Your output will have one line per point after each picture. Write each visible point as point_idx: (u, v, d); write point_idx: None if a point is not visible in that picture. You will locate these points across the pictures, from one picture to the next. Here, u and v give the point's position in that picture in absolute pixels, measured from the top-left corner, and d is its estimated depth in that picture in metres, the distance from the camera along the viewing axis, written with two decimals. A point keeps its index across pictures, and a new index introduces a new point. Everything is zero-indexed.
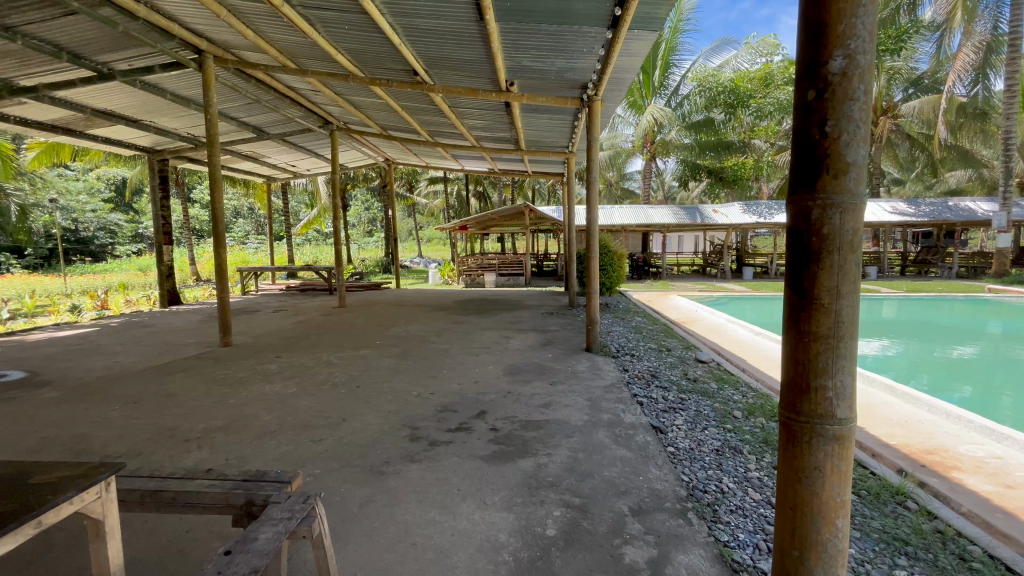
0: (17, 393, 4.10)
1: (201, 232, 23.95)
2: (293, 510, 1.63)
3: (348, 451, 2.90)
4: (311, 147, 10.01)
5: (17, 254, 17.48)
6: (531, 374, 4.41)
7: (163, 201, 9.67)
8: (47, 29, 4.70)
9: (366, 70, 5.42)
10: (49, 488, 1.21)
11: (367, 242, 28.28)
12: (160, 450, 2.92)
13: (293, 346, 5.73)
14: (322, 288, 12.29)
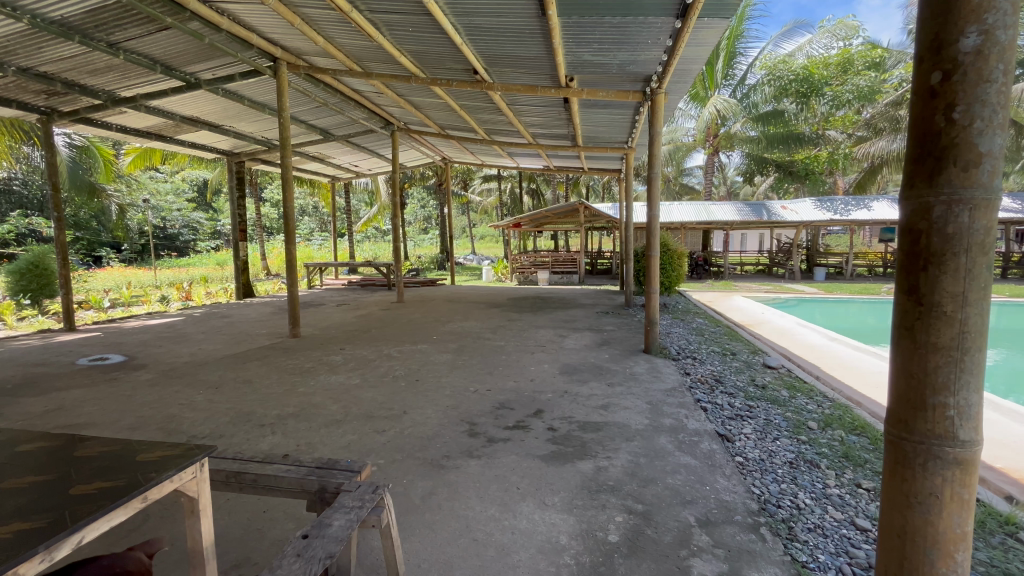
0: (118, 375, 4.54)
1: (272, 229, 25.55)
2: (363, 499, 1.67)
3: (410, 443, 2.98)
4: (373, 148, 10.39)
5: (116, 249, 19.40)
6: (588, 374, 4.35)
7: (239, 201, 10.38)
8: (145, 43, 5.14)
9: (428, 71, 5.53)
10: (153, 466, 1.31)
11: (422, 240, 29.07)
12: (239, 433, 3.13)
13: (356, 339, 5.98)
14: (382, 284, 12.77)
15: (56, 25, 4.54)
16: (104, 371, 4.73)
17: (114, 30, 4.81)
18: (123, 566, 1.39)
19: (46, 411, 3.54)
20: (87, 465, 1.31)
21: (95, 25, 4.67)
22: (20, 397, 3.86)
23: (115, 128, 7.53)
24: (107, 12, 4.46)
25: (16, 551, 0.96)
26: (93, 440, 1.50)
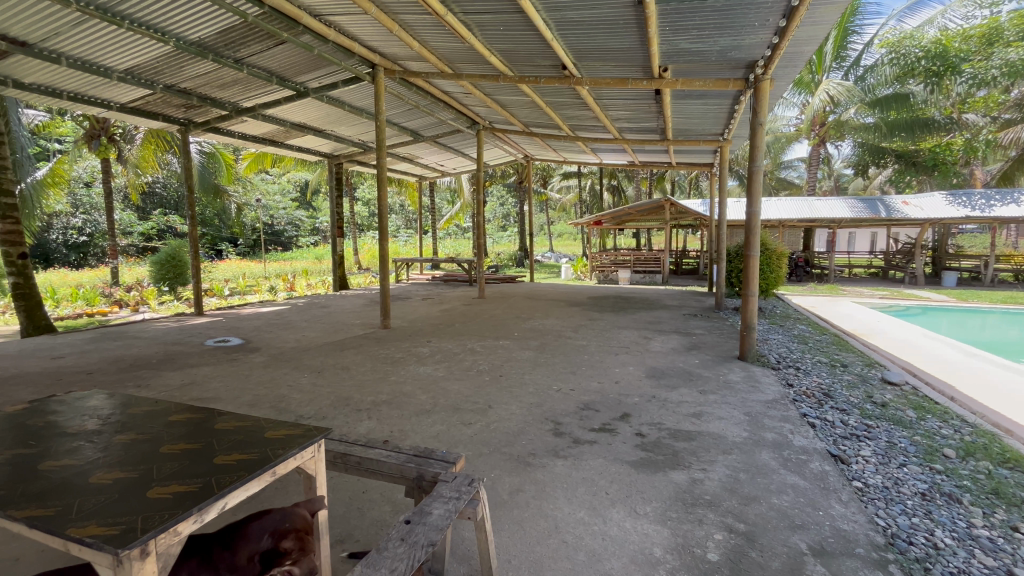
0: (237, 356, 5.09)
1: (363, 227, 27.32)
2: (460, 490, 1.70)
3: (496, 437, 3.01)
4: (458, 147, 10.69)
5: (234, 244, 21.86)
6: (677, 379, 4.14)
7: (337, 200, 11.20)
8: (264, 58, 5.68)
9: (516, 69, 5.57)
10: (280, 442, 1.43)
11: (501, 237, 29.55)
12: (339, 415, 3.36)
13: (441, 333, 6.19)
14: (464, 280, 13.17)
15: (195, 47, 5.16)
16: (226, 352, 5.32)
17: (239, 48, 5.38)
18: (293, 521, 1.36)
19: (183, 385, 4.05)
20: (226, 438, 1.46)
21: (225, 44, 5.25)
22: (162, 371, 4.46)
23: (238, 135, 8.42)
24: (235, 31, 4.99)
25: (176, 510, 1.07)
26: (227, 415, 1.67)
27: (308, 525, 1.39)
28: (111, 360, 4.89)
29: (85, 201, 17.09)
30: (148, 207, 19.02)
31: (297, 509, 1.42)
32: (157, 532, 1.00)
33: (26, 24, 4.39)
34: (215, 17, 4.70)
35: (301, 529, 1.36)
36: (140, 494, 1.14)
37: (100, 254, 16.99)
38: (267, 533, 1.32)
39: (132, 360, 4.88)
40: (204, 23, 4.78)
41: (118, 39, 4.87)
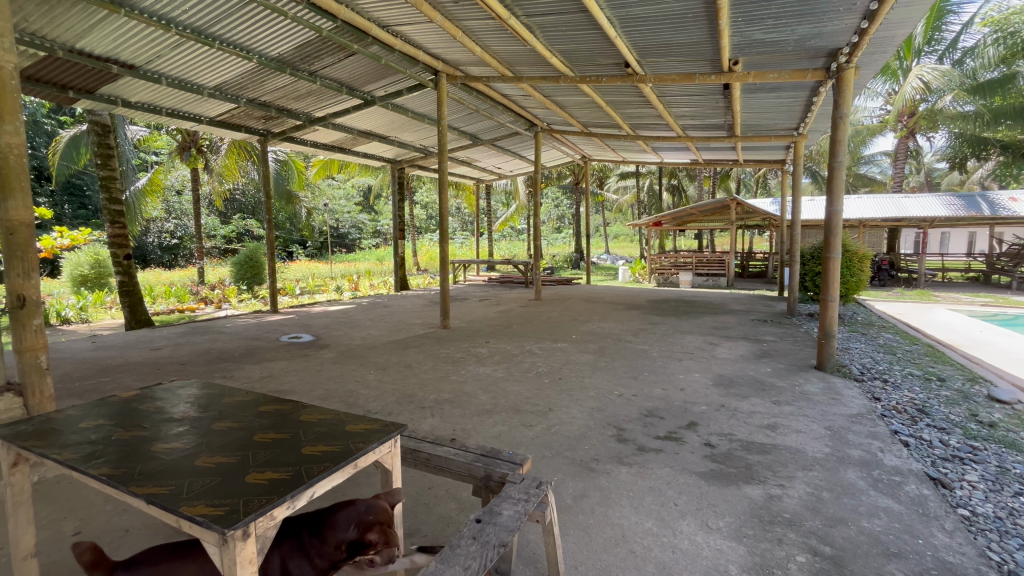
0: (309, 352, 5.40)
1: (421, 229, 28.16)
2: (528, 492, 1.70)
3: (558, 441, 2.98)
4: (516, 150, 10.77)
5: (303, 246, 23.23)
6: (747, 389, 3.92)
7: (399, 203, 11.61)
8: (336, 69, 5.99)
9: (577, 70, 5.52)
10: (361, 436, 1.49)
11: (556, 238, 29.45)
12: (404, 411, 3.48)
13: (499, 334, 6.25)
14: (520, 281, 13.25)
15: (275, 62, 5.53)
16: (299, 347, 5.66)
17: (314, 61, 5.70)
18: (376, 513, 1.40)
19: (262, 378, 4.34)
20: (310, 430, 1.54)
21: (301, 58, 5.58)
22: (244, 364, 4.81)
23: (310, 144, 8.93)
24: (310, 45, 5.29)
25: (272, 496, 1.14)
26: (311, 409, 1.76)
27: (389, 520, 1.42)
28: (200, 352, 5.35)
29: (177, 207, 18.84)
30: (229, 212, 20.63)
31: (380, 502, 1.46)
32: (257, 516, 1.06)
33: (134, 48, 4.89)
34: (293, 34, 5.01)
35: (384, 522, 1.39)
36: (240, 478, 1.22)
37: (189, 256, 18.65)
38: (354, 524, 1.36)
39: (218, 353, 5.30)
40: (283, 39, 5.11)
41: (209, 58, 5.31)
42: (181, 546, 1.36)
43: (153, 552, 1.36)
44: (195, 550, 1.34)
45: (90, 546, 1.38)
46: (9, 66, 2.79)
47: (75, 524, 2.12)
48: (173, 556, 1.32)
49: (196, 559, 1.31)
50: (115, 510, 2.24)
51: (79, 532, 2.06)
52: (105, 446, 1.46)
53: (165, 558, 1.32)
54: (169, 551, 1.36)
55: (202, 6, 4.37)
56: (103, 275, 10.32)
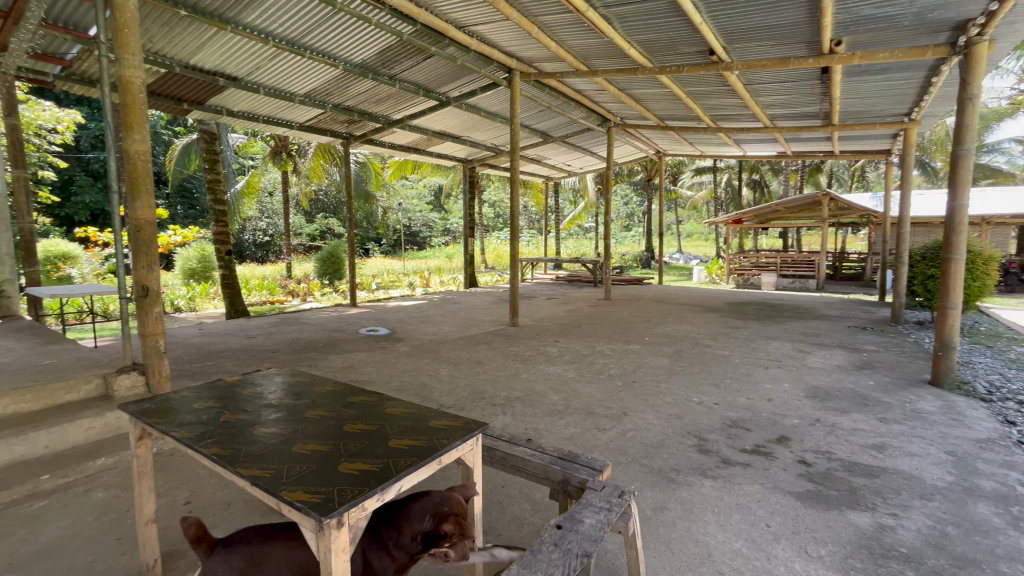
0: (386, 345, 5.64)
1: (489, 228, 28.61)
2: (610, 501, 1.61)
3: (634, 447, 2.86)
4: (588, 146, 10.58)
5: (379, 243, 24.44)
6: (846, 403, 3.55)
7: (470, 202, 11.83)
8: (414, 72, 6.19)
9: (656, 61, 5.31)
10: (444, 432, 1.49)
11: (626, 237, 28.65)
12: (476, 407, 3.51)
13: (569, 333, 6.16)
14: (588, 281, 13.02)
15: (359, 68, 5.81)
16: (377, 340, 5.93)
17: (394, 65, 5.92)
18: (452, 505, 1.38)
19: (343, 368, 4.58)
20: (395, 423, 1.57)
21: (382, 63, 5.82)
22: (328, 354, 5.11)
23: (388, 146, 9.32)
24: (391, 50, 5.50)
25: (363, 487, 1.16)
26: (395, 402, 1.80)
27: (464, 512, 1.39)
28: (289, 341, 5.76)
29: (269, 208, 20.49)
30: (314, 212, 22.16)
31: (455, 495, 1.44)
32: (350, 506, 1.08)
33: (237, 62, 5.35)
34: (376, 39, 5.22)
35: (459, 513, 1.37)
36: (333, 468, 1.26)
37: (279, 252, 20.24)
38: (428, 514, 1.34)
39: (304, 343, 5.68)
40: (367, 45, 5.35)
41: (301, 68, 5.69)
42: (271, 529, 1.43)
43: (246, 532, 1.43)
44: (283, 534, 1.40)
45: (195, 521, 1.45)
46: (138, 81, 3.13)
47: (185, 495, 2.34)
48: (265, 538, 1.40)
49: (286, 544, 1.38)
50: (218, 484, 2.43)
51: (190, 503, 2.27)
52: (214, 427, 1.58)
53: (259, 540, 1.39)
54: (262, 533, 1.43)
55: (295, 18, 4.67)
56: (208, 269, 11.41)
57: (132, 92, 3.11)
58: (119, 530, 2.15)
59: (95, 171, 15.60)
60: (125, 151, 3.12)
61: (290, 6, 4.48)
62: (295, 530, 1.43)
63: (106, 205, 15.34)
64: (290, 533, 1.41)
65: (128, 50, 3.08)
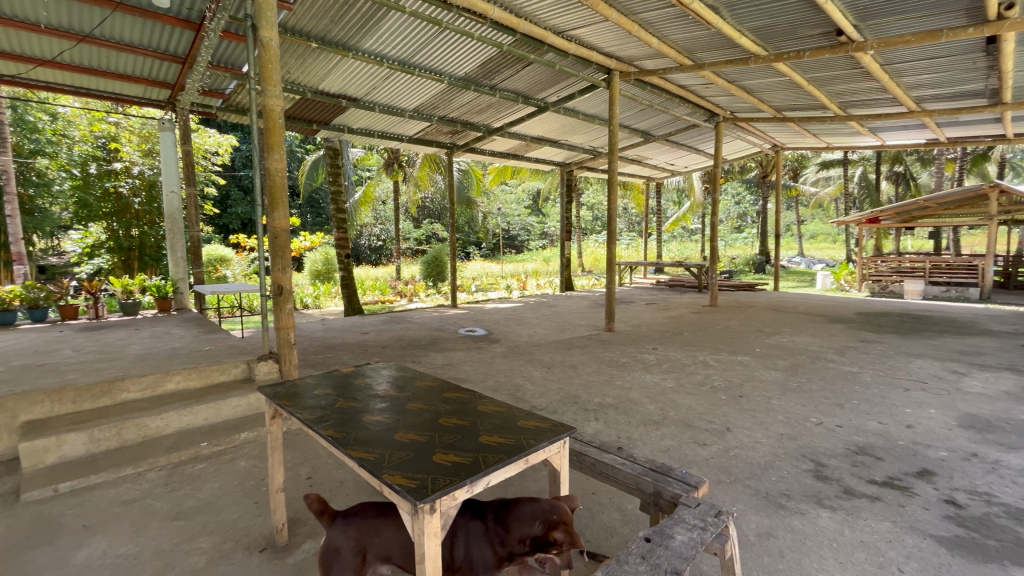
0: (483, 345, 5.84)
1: (586, 231, 28.31)
2: (705, 520, 1.51)
3: (738, 466, 2.65)
4: (693, 143, 10.02)
5: (479, 247, 25.41)
6: (1016, 437, 2.95)
7: (567, 205, 11.83)
8: (513, 80, 6.36)
9: (772, 47, 4.89)
10: (531, 433, 1.52)
11: (736, 239, 26.54)
12: (568, 411, 3.50)
13: (669, 341, 5.88)
14: (692, 286, 12.27)
15: (462, 81, 6.12)
16: (474, 340, 6.17)
17: (495, 75, 6.15)
18: (560, 514, 1.40)
19: (443, 365, 4.83)
20: (486, 421, 1.64)
21: (484, 74, 6.07)
22: (429, 352, 5.44)
23: (489, 153, 9.66)
24: (492, 61, 5.72)
25: (455, 477, 1.22)
26: (487, 400, 1.88)
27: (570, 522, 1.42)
28: (396, 339, 6.22)
29: (383, 215, 22.32)
30: (421, 218, 23.69)
31: (561, 504, 1.46)
32: (442, 494, 1.15)
33: (357, 84, 5.92)
34: (478, 52, 5.47)
35: (566, 522, 1.39)
36: (429, 457, 1.35)
37: (390, 255, 21.98)
38: (539, 520, 1.38)
39: (410, 340, 6.09)
40: (470, 59, 5.63)
41: (410, 85, 6.13)
42: (384, 505, 1.58)
43: (363, 505, 1.59)
44: (393, 513, 1.54)
45: (315, 497, 1.63)
46: (278, 108, 3.61)
47: (308, 470, 2.65)
48: (379, 513, 1.54)
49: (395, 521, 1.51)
50: (334, 464, 2.72)
51: (310, 477, 2.57)
52: (330, 412, 1.78)
53: (373, 514, 1.54)
54: (375, 508, 1.58)
55: (406, 39, 5.06)
56: (330, 270, 12.73)
57: (274, 117, 3.59)
58: (256, 495, 2.50)
59: (245, 186, 18.26)
60: (267, 169, 3.62)
61: (402, 29, 4.88)
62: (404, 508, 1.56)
63: (253, 216, 17.88)
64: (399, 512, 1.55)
65: (271, 82, 3.59)
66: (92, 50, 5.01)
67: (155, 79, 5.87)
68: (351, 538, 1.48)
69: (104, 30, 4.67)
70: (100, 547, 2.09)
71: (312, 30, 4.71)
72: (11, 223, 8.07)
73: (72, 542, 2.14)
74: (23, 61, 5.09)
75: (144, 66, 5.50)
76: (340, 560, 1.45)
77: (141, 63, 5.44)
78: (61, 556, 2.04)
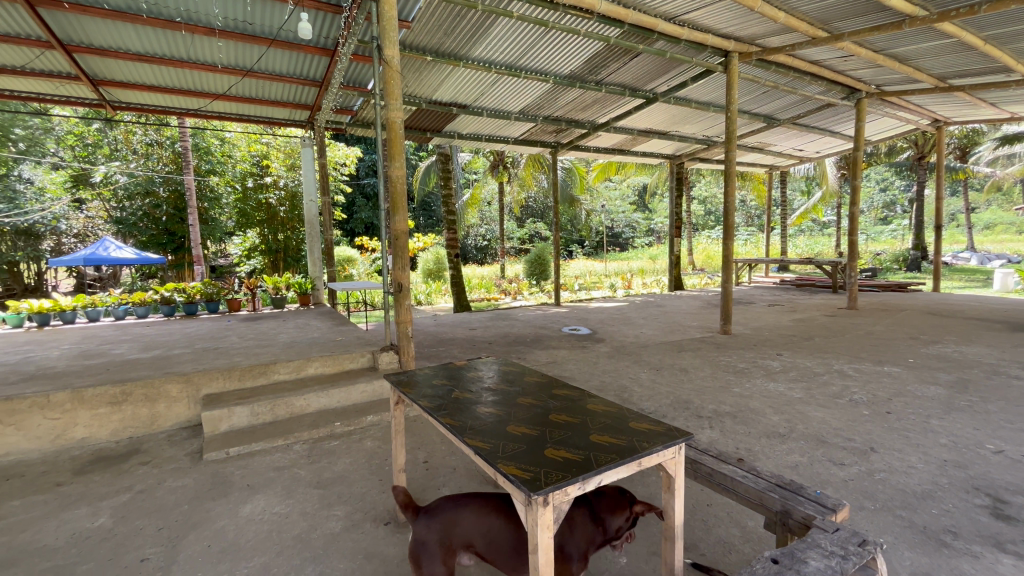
0: (587, 344, 5.78)
1: (697, 226, 26.60)
2: (847, 548, 1.33)
3: (886, 492, 2.31)
4: (828, 125, 8.88)
5: (582, 245, 25.18)
6: None
7: (677, 199, 11.21)
8: (620, 74, 6.20)
9: (934, 5, 4.27)
10: (644, 436, 1.48)
11: (881, 232, 23.02)
12: (680, 417, 3.33)
13: (797, 347, 5.29)
14: (825, 286, 10.91)
15: (568, 79, 6.12)
16: (579, 339, 6.13)
17: (601, 70, 6.05)
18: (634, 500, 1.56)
19: (548, 363, 4.88)
20: (596, 420, 1.62)
21: (589, 70, 6.01)
22: (534, 349, 5.52)
23: (593, 150, 9.51)
24: (598, 56, 5.64)
25: (566, 473, 1.23)
26: (597, 399, 1.87)
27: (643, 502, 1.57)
28: (502, 335, 6.42)
29: (488, 215, 23.13)
30: (525, 217, 24.12)
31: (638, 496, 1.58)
32: (554, 488, 1.17)
33: (466, 91, 6.21)
34: (583, 48, 5.42)
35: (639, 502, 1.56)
36: (541, 451, 1.37)
37: (495, 255, 22.77)
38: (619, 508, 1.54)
39: (515, 337, 6.24)
40: (575, 56, 5.60)
41: (517, 87, 6.27)
42: (459, 497, 1.65)
43: (441, 500, 1.67)
44: (470, 501, 1.62)
45: (402, 490, 1.76)
46: (398, 120, 3.91)
47: (424, 454, 2.85)
48: (458, 503, 1.63)
49: (475, 509, 1.59)
50: (447, 450, 2.89)
51: (427, 461, 2.76)
52: (446, 401, 1.90)
53: (453, 504, 1.62)
54: (451, 501, 1.65)
55: (513, 44, 5.20)
56: (441, 269, 13.53)
57: (395, 129, 3.91)
58: (382, 473, 2.76)
59: (368, 193, 20.14)
60: (389, 177, 3.96)
61: (509, 34, 5.01)
62: (482, 497, 1.64)
63: (374, 220, 19.66)
64: (478, 501, 1.62)
65: (393, 97, 3.91)
66: (252, 83, 5.91)
67: (298, 102, 6.73)
68: (436, 532, 1.56)
69: (262, 64, 5.48)
70: (260, 504, 2.46)
71: (427, 44, 5.04)
72: (192, 230, 9.84)
73: (240, 497, 2.55)
74: (202, 96, 6.15)
75: (290, 92, 6.34)
76: (429, 553, 1.53)
77: (288, 90, 6.28)
78: (232, 508, 2.44)
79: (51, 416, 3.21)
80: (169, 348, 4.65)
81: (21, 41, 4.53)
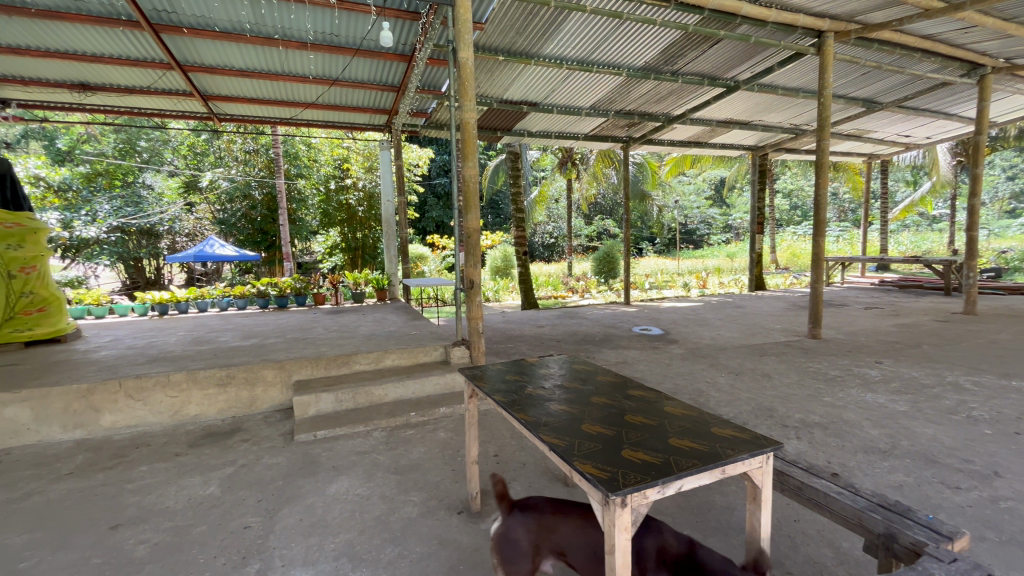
0: (660, 345, 5.58)
1: (781, 222, 24.76)
2: None
3: (1013, 524, 2.03)
4: (943, 106, 7.88)
5: (653, 242, 24.36)
6: None
7: (759, 193, 10.51)
8: (698, 62, 5.90)
9: None
10: (727, 442, 1.41)
11: (1009, 226, 20.07)
12: (762, 425, 3.13)
13: (901, 355, 4.76)
14: (935, 288, 9.74)
15: (641, 71, 5.93)
16: (650, 339, 5.95)
17: (677, 60, 5.80)
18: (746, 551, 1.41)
19: (618, 363, 4.78)
20: (675, 423, 1.57)
21: (665, 60, 5.78)
22: (603, 348, 5.43)
23: (668, 144, 9.15)
24: (675, 45, 5.41)
25: (646, 475, 1.21)
26: (675, 401, 1.81)
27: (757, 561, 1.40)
28: (571, 333, 6.38)
29: (556, 213, 23.05)
30: (593, 214, 23.77)
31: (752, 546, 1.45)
32: (634, 489, 1.15)
33: (536, 89, 6.24)
34: (659, 38, 5.23)
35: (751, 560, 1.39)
36: (617, 451, 1.36)
37: (562, 252, 22.67)
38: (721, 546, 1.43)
39: (583, 336, 6.18)
40: (651, 47, 5.41)
41: (588, 82, 6.18)
42: (559, 503, 1.67)
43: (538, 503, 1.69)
44: (569, 511, 1.63)
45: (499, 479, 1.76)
46: (471, 120, 4.00)
47: (495, 448, 2.91)
48: (556, 510, 1.65)
49: (572, 520, 1.60)
50: (517, 446, 2.93)
51: (497, 455, 2.82)
52: (519, 396, 1.92)
53: (552, 511, 1.64)
54: (548, 504, 1.68)
55: (585, 38, 5.12)
56: (509, 267, 13.71)
57: (468, 129, 4.01)
58: (454, 463, 2.85)
59: (439, 193, 20.83)
60: (462, 176, 4.07)
61: (582, 29, 4.94)
62: (580, 508, 1.65)
63: (445, 218, 20.30)
64: (575, 510, 1.64)
65: (467, 99, 4.00)
66: (338, 91, 6.32)
67: (378, 108, 7.11)
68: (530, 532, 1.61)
69: (347, 73, 5.85)
70: (344, 485, 2.64)
71: (499, 44, 5.10)
72: (283, 229, 10.72)
73: (327, 477, 2.76)
74: (294, 106, 6.68)
75: (371, 98, 6.71)
76: (519, 550, 1.59)
77: (370, 96, 6.64)
78: (320, 487, 2.64)
79: (170, 394, 3.64)
80: (264, 337, 5.11)
81: (147, 64, 5.17)
